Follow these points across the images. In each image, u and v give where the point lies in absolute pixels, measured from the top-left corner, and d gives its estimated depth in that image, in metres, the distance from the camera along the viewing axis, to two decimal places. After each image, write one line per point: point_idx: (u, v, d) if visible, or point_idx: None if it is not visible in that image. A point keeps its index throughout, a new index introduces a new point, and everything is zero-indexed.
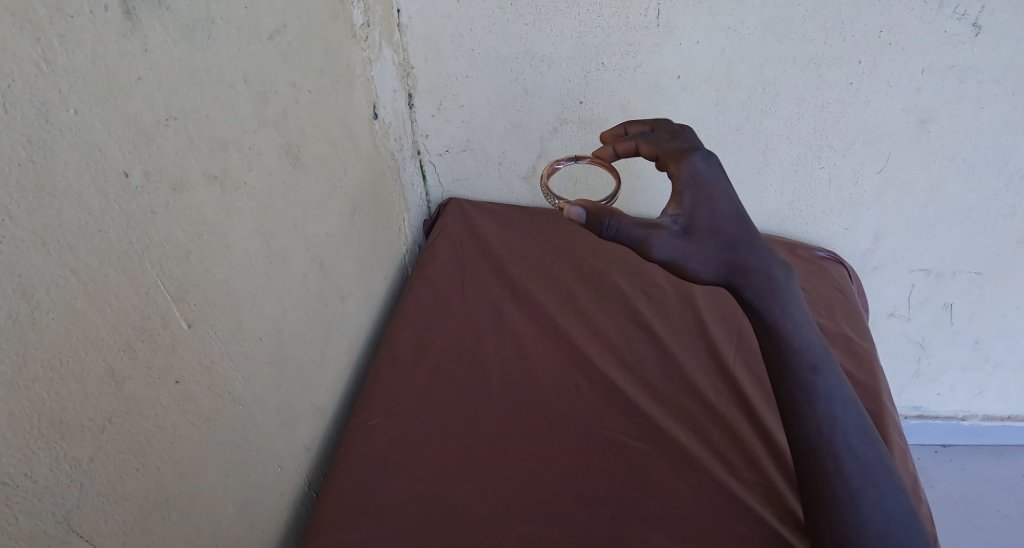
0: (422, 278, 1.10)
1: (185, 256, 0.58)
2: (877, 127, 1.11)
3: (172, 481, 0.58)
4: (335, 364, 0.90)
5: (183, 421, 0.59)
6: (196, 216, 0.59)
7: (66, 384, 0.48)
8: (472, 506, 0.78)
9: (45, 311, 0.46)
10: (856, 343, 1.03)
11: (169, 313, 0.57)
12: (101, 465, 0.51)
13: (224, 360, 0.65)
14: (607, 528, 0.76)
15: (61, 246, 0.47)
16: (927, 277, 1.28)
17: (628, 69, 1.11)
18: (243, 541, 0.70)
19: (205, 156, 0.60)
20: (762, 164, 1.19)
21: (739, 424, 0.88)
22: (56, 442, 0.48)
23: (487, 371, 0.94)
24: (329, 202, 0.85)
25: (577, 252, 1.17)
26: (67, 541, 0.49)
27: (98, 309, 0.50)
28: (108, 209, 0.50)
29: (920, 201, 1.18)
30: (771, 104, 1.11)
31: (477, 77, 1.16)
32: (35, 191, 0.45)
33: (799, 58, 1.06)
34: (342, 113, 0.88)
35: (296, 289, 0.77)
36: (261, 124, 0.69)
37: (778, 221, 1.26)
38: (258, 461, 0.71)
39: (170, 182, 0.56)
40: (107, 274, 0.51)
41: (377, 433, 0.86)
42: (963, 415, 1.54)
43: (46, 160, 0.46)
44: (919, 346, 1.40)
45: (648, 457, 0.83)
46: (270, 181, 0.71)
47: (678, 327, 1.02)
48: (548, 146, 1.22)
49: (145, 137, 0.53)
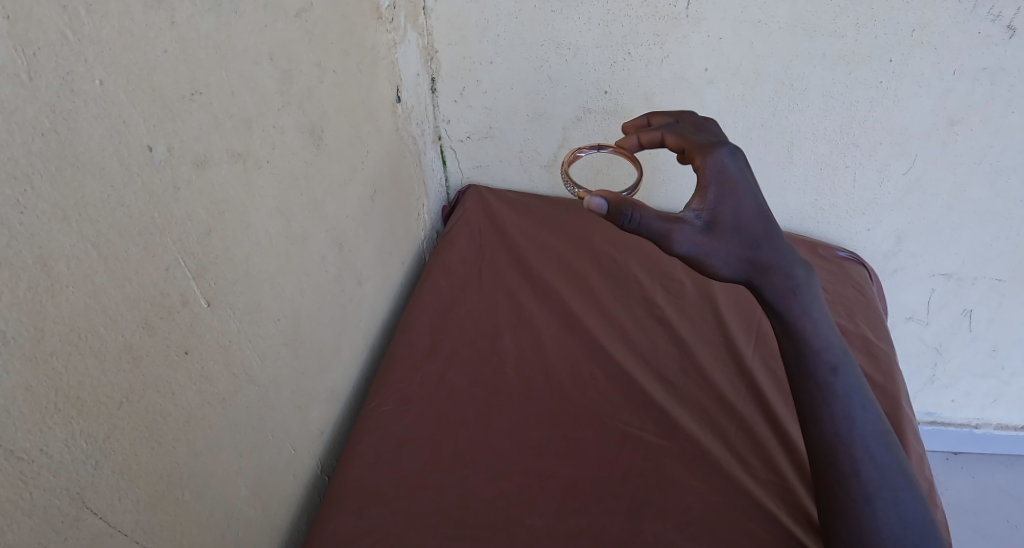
0: (440, 265, 1.09)
1: (206, 233, 0.58)
2: (905, 128, 1.09)
3: (186, 460, 0.58)
4: (351, 347, 0.89)
5: (198, 401, 0.59)
6: (217, 194, 0.59)
7: (85, 359, 0.47)
8: (485, 495, 0.77)
9: (64, 285, 0.45)
10: (875, 345, 1.01)
11: (189, 291, 0.56)
12: (116, 442, 0.51)
13: (241, 340, 0.64)
14: (621, 521, 0.75)
15: (83, 219, 0.46)
16: (947, 281, 1.26)
17: (654, 60, 1.09)
18: (254, 522, 0.70)
19: (228, 133, 0.59)
20: (786, 162, 1.17)
21: (755, 422, 0.86)
22: (73, 418, 0.47)
23: (503, 360, 0.93)
24: (350, 184, 0.84)
25: (596, 243, 1.15)
26: (81, 518, 0.48)
27: (117, 285, 0.49)
28: (130, 183, 0.50)
29: (944, 204, 1.16)
30: (798, 100, 1.09)
31: (501, 63, 1.14)
32: (57, 161, 0.44)
33: (828, 54, 1.04)
34: (365, 95, 0.87)
35: (314, 272, 0.76)
36: (284, 104, 0.68)
37: (800, 219, 1.24)
38: (271, 442, 0.71)
39: (193, 158, 0.55)
40: (128, 249, 0.50)
41: (390, 418, 0.85)
42: (975, 422, 1.52)
43: (70, 132, 0.45)
44: (935, 352, 1.38)
45: (663, 452, 0.82)
46: (292, 161, 0.70)
47: (697, 322, 1.01)
48: (569, 136, 1.20)
49: (169, 112, 0.53)
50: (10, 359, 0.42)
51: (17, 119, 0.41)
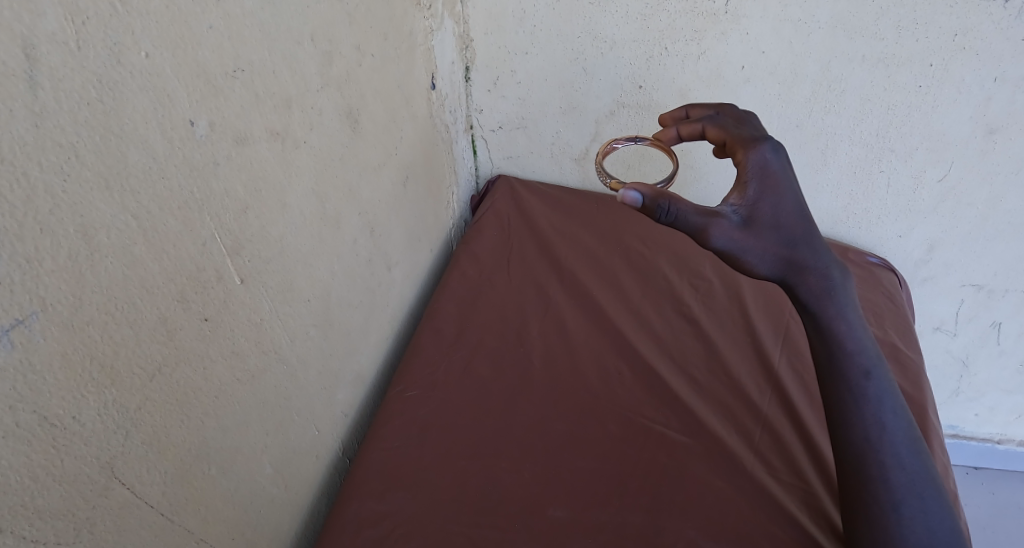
0: (468, 254, 1.09)
1: (243, 211, 0.58)
2: (943, 134, 1.06)
3: (214, 434, 0.58)
4: (378, 331, 0.90)
5: (229, 376, 0.59)
6: (255, 172, 0.59)
7: (120, 329, 0.48)
8: (506, 484, 0.77)
9: (104, 254, 0.46)
10: (904, 354, 0.99)
11: (224, 268, 0.56)
12: (147, 414, 0.51)
13: (273, 319, 0.64)
14: (641, 518, 0.74)
15: (125, 190, 0.46)
16: (977, 293, 1.23)
17: (690, 56, 1.08)
18: (277, 500, 0.70)
19: (268, 111, 0.59)
20: (821, 164, 1.15)
21: (781, 424, 0.85)
22: (106, 387, 0.47)
23: (529, 350, 0.93)
24: (383, 169, 0.84)
25: (625, 238, 1.15)
26: (110, 487, 0.49)
27: (155, 257, 0.49)
28: (172, 156, 0.50)
29: (979, 214, 1.13)
30: (836, 101, 1.07)
31: (536, 54, 1.13)
32: (102, 132, 0.44)
33: (869, 57, 1.02)
34: (402, 80, 0.87)
35: (346, 254, 0.77)
36: (324, 85, 0.67)
37: (831, 223, 1.22)
38: (297, 422, 0.71)
39: (234, 135, 0.56)
40: (167, 222, 0.50)
41: (414, 404, 0.85)
42: (998, 438, 1.49)
43: (116, 102, 0.45)
44: (962, 364, 1.36)
45: (687, 450, 0.81)
46: (329, 143, 0.70)
47: (724, 321, 1.00)
48: (602, 129, 1.19)
49: (212, 88, 0.53)
50: (47, 325, 0.43)
51: (64, 87, 0.42)
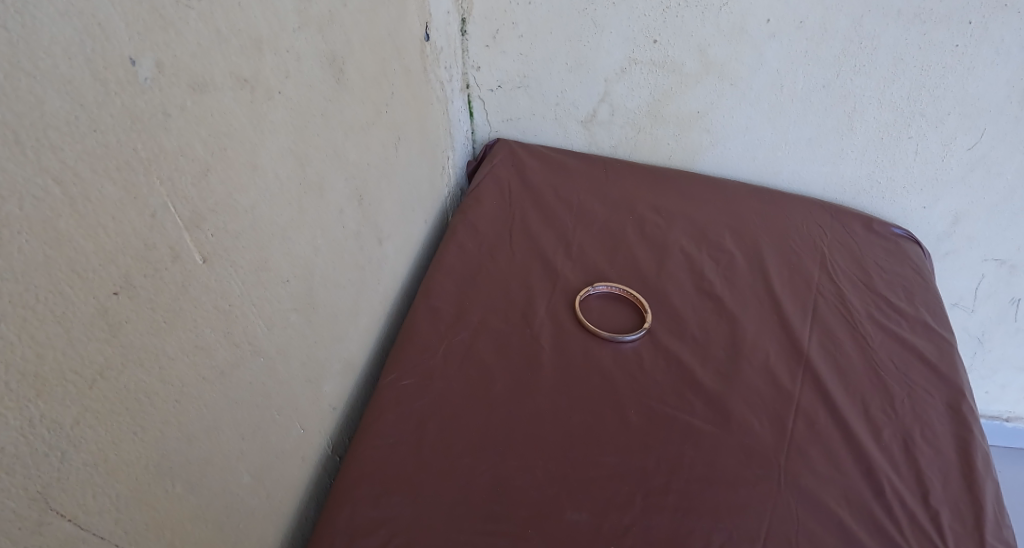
0: (466, 223, 0.99)
1: (204, 174, 0.47)
2: (978, 98, 0.97)
3: (177, 446, 0.48)
4: (369, 313, 0.80)
5: (193, 376, 0.49)
6: (219, 125, 0.48)
7: (45, 325, 0.37)
8: (518, 485, 0.68)
9: (16, 230, 0.35)
10: (936, 333, 0.89)
11: (182, 245, 0.46)
12: (89, 429, 0.41)
13: (245, 304, 0.54)
14: (670, 519, 0.67)
15: (42, 145, 0.36)
16: (999, 268, 1.15)
17: (712, 8, 0.97)
18: (258, 511, 0.61)
19: (234, 53, 0.49)
20: (846, 129, 1.05)
21: (816, 412, 0.77)
22: (30, 400, 0.37)
23: (538, 332, 0.83)
24: (373, 128, 0.73)
25: (637, 207, 1.05)
26: (44, 522, 0.39)
27: (90, 234, 0.39)
28: (106, 103, 0.39)
29: (1007, 185, 1.04)
30: (867, 59, 0.97)
31: (542, 4, 1.02)
32: (7, 68, 0.34)
33: (904, 12, 0.92)
34: (393, 28, 0.76)
35: (331, 227, 0.66)
36: (302, 25, 0.56)
37: (853, 193, 1.13)
38: (278, 422, 0.62)
39: (190, 79, 0.45)
40: (104, 187, 0.39)
41: (410, 395, 0.75)
42: (1006, 415, 1.43)
43: (26, 30, 0.34)
44: (976, 341, 1.28)
45: (717, 443, 0.73)
46: (309, 96, 0.59)
47: (748, 297, 0.91)
48: (611, 89, 1.09)
49: (160, 18, 0.42)
50: None
51: None
